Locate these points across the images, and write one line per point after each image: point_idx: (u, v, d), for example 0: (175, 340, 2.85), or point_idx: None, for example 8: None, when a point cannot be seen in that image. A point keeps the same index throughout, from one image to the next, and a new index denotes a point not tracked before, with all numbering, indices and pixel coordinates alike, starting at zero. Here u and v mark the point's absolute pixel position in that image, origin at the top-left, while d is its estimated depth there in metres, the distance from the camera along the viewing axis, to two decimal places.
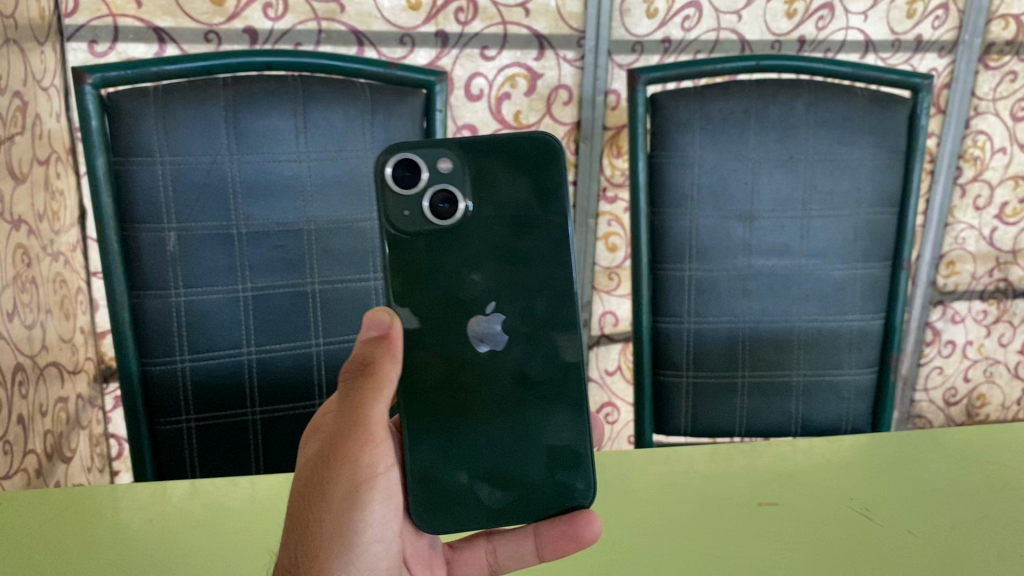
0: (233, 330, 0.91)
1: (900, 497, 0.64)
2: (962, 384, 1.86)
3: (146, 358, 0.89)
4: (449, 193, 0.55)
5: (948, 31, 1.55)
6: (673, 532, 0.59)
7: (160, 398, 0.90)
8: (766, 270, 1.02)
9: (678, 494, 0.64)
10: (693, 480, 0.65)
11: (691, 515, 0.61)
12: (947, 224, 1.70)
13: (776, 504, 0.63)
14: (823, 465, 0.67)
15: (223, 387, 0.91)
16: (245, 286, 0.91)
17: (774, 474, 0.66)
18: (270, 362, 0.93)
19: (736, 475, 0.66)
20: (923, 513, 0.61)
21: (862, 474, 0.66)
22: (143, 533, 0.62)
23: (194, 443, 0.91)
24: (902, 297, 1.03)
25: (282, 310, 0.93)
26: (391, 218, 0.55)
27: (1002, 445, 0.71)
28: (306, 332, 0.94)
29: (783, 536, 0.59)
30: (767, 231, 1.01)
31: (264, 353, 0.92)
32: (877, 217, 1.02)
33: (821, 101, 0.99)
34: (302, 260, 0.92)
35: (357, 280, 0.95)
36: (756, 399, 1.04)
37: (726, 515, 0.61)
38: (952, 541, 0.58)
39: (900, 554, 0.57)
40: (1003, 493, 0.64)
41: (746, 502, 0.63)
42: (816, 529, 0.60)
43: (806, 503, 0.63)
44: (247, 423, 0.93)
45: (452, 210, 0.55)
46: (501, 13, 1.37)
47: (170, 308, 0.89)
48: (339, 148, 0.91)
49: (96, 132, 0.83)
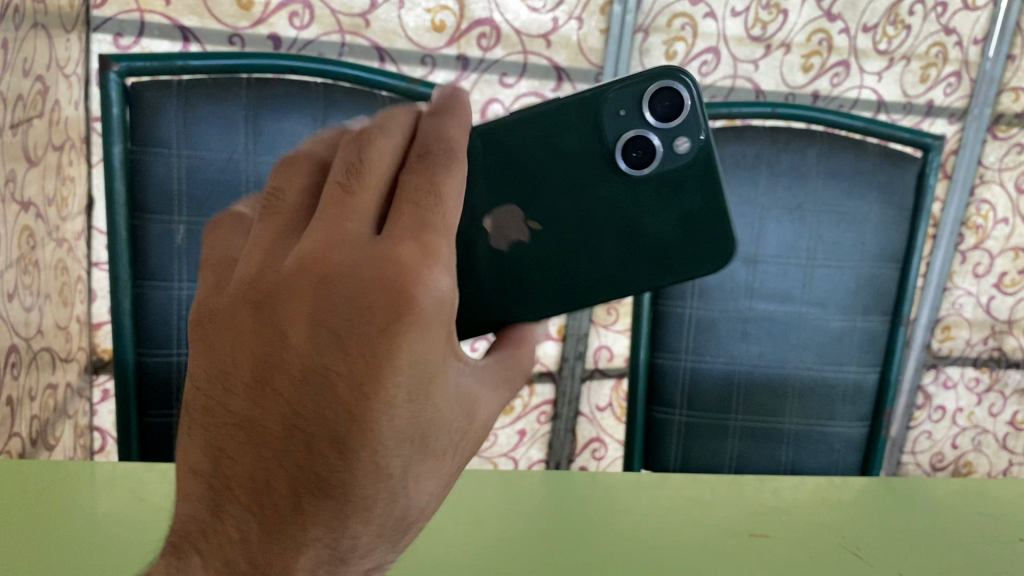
0: None
1: (903, 548, 0.63)
2: (951, 449, 1.86)
3: (143, 349, 0.88)
4: (642, 144, 0.53)
5: (959, 98, 1.57)
6: (660, 553, 0.59)
7: (154, 389, 0.89)
8: (766, 314, 1.02)
9: (672, 524, 0.63)
10: (689, 511, 0.65)
11: (688, 544, 0.61)
12: (945, 288, 1.71)
13: (767, 535, 0.63)
14: (815, 503, 0.68)
15: None
16: None
17: (763, 507, 0.67)
18: None
19: (726, 505, 0.66)
20: (915, 557, 0.62)
21: (853, 516, 0.66)
22: (130, 516, 0.62)
23: None
24: (899, 354, 1.03)
25: None
26: (609, 113, 0.53)
27: (998, 502, 0.71)
28: None
29: (772, 567, 0.59)
30: (770, 276, 1.03)
31: None
32: (880, 271, 1.02)
33: (833, 151, 1.00)
34: None
35: None
36: (748, 443, 1.04)
37: (715, 542, 0.61)
38: None
39: None
40: (994, 544, 0.64)
41: (737, 531, 0.63)
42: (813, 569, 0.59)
43: (794, 536, 0.63)
44: None
45: (640, 149, 0.53)
46: (523, 42, 1.39)
47: (173, 300, 0.89)
48: None
49: (117, 120, 0.83)
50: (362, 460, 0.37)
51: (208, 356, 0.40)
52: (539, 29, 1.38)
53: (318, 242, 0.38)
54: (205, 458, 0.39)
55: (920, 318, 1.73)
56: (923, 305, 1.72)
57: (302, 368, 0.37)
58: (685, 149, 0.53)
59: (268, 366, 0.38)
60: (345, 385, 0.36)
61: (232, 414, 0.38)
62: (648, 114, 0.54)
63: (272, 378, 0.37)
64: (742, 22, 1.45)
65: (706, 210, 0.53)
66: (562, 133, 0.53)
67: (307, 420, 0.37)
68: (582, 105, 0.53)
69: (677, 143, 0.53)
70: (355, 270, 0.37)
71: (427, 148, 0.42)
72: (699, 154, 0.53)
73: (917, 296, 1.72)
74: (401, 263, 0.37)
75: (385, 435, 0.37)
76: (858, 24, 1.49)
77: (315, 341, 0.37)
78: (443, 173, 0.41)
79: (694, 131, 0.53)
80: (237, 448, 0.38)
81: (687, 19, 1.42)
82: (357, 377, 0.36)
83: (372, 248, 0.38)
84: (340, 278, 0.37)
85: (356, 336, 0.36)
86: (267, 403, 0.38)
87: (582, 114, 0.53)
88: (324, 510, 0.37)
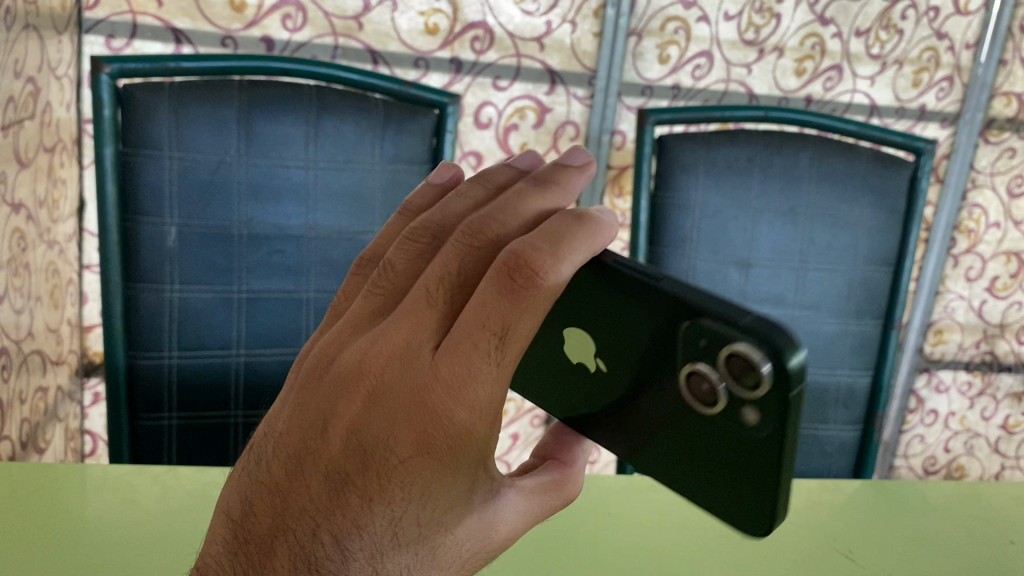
0: (225, 329, 0.91)
1: (897, 553, 0.63)
2: (943, 453, 1.87)
3: (134, 351, 0.88)
4: (713, 377, 0.40)
5: (951, 102, 1.58)
6: (655, 557, 0.59)
7: (145, 391, 0.89)
8: None
9: (665, 529, 0.63)
10: (681, 516, 0.65)
11: (682, 549, 0.60)
12: (938, 292, 1.72)
13: (759, 539, 0.62)
14: (807, 507, 0.68)
15: (208, 387, 0.91)
16: (239, 288, 0.91)
17: None
18: (259, 366, 0.92)
19: None
20: (907, 560, 0.62)
21: (845, 519, 0.66)
22: (122, 520, 0.61)
23: (174, 441, 0.90)
24: (891, 357, 1.04)
25: (276, 314, 0.92)
26: (697, 323, 0.40)
27: (990, 504, 0.71)
28: (297, 339, 0.93)
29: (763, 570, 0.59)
30: (762, 279, 1.02)
31: (253, 356, 0.92)
32: (872, 275, 1.03)
33: (825, 156, 1.01)
34: (298, 266, 0.92)
35: None
36: None
37: (708, 545, 0.61)
38: None
39: None
40: (986, 547, 0.64)
41: (730, 534, 0.63)
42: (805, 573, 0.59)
43: (787, 540, 0.63)
44: (228, 425, 0.92)
45: (714, 392, 0.40)
46: (517, 46, 1.39)
47: (164, 302, 0.89)
48: (348, 160, 0.92)
49: (108, 122, 0.84)
50: (356, 561, 0.38)
51: (279, 419, 0.43)
52: (533, 33, 1.39)
53: (384, 352, 0.41)
54: (237, 508, 0.42)
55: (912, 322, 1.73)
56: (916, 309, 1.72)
57: (327, 465, 0.40)
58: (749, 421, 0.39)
59: (309, 449, 0.41)
60: (361, 487, 0.39)
61: (269, 481, 0.41)
62: (732, 364, 0.38)
63: (305, 466, 0.40)
64: (736, 26, 1.45)
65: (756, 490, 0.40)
66: (636, 315, 0.43)
67: (321, 514, 0.39)
68: (670, 298, 0.41)
69: (743, 408, 0.39)
70: (406, 387, 0.39)
71: (512, 272, 0.37)
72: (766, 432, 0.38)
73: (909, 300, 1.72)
74: (449, 395, 0.38)
75: (384, 543, 0.39)
76: (851, 29, 1.49)
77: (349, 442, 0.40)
78: (517, 313, 0.38)
79: (767, 409, 0.38)
80: (261, 514, 0.41)
81: (680, 22, 1.43)
82: (376, 485, 0.39)
83: (419, 375, 0.39)
84: (390, 395, 0.39)
85: (381, 451, 0.39)
86: (297, 484, 0.40)
87: (670, 304, 0.42)
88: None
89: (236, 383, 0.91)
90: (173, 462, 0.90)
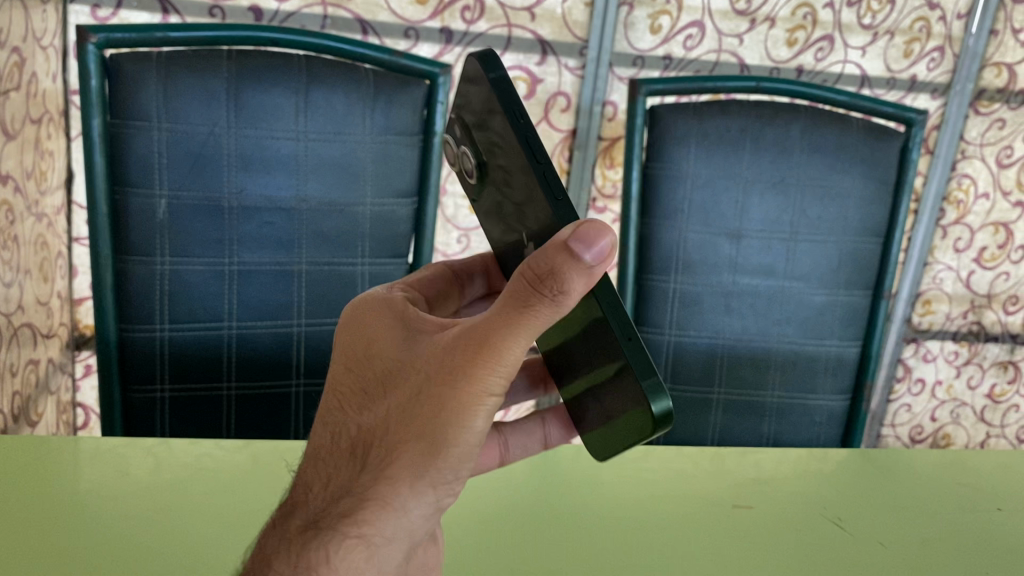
0: (216, 303, 0.91)
1: (886, 524, 0.63)
2: (929, 422, 1.89)
3: (125, 324, 0.88)
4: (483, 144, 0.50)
5: (941, 74, 1.58)
6: (651, 527, 0.60)
7: (137, 364, 0.88)
8: (750, 289, 1.03)
9: (654, 500, 0.64)
10: (671, 486, 0.65)
11: (671, 520, 0.61)
12: (927, 263, 1.73)
13: (751, 507, 0.63)
14: (795, 474, 0.69)
15: (200, 358, 0.91)
16: (230, 261, 0.90)
17: (747, 478, 0.67)
18: (251, 339, 0.92)
19: (709, 475, 0.67)
20: (895, 526, 0.63)
21: (833, 486, 0.68)
22: (120, 491, 0.61)
23: (167, 412, 0.90)
24: (880, 327, 1.04)
25: (267, 287, 0.92)
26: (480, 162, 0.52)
27: (972, 470, 0.72)
28: (289, 311, 0.93)
29: (752, 537, 0.60)
30: (754, 250, 1.02)
31: (245, 330, 0.92)
32: (861, 246, 1.03)
33: (816, 127, 1.01)
34: (290, 239, 0.92)
35: (344, 264, 0.95)
36: (732, 417, 1.05)
37: (702, 515, 0.62)
38: (924, 558, 0.59)
39: (871, 564, 0.58)
40: (971, 514, 0.65)
41: (722, 503, 0.63)
42: (792, 541, 0.60)
43: (776, 508, 0.64)
44: (221, 398, 0.92)
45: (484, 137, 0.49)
46: (507, 15, 1.38)
47: (155, 276, 0.88)
48: (337, 131, 0.92)
49: (95, 92, 0.83)
50: (330, 429, 0.49)
51: None
52: (523, 2, 1.38)
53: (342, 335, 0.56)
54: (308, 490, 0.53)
55: (900, 293, 1.75)
56: (905, 280, 1.74)
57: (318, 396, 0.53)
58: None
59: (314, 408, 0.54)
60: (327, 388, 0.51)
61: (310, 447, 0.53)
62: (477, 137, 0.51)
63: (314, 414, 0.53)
64: None
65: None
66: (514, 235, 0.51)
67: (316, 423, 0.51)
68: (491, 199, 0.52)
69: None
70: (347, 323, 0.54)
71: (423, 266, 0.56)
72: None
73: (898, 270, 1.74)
74: (363, 304, 0.53)
75: (347, 408, 0.49)
76: None
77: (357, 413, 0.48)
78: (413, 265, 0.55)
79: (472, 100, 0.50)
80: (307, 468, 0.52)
81: None
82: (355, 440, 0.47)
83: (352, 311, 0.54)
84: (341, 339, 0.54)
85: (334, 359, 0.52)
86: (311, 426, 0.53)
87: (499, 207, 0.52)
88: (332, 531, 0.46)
89: (228, 357, 0.92)
90: (168, 435, 0.90)
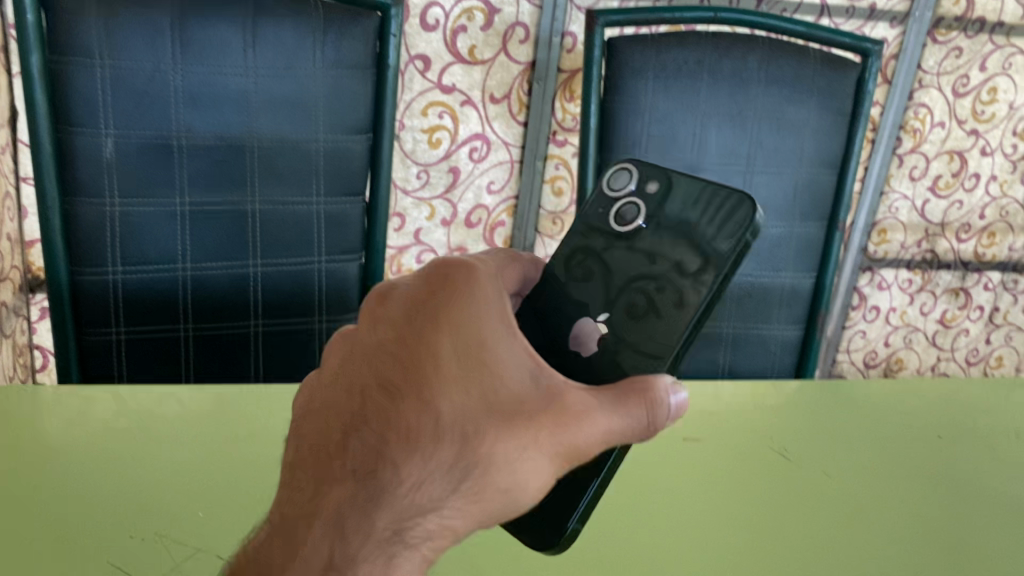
0: (275, 241, 0.91)
1: (994, 446, 0.70)
2: (984, 344, 1.76)
3: (186, 269, 0.88)
4: None
5: None
6: (744, 455, 0.66)
7: (211, 306, 0.90)
8: (806, 227, 1.02)
9: (784, 424, 0.70)
10: (797, 406, 0.72)
11: (807, 444, 0.68)
12: (996, 198, 1.59)
13: (815, 448, 0.66)
14: (871, 409, 0.73)
15: (272, 298, 0.92)
16: (296, 202, 0.91)
17: (838, 404, 0.73)
18: (319, 278, 0.94)
19: (788, 413, 0.71)
20: (951, 469, 0.66)
21: (910, 420, 0.72)
22: (232, 436, 0.63)
23: (258, 352, 0.94)
24: (834, 258, 1.03)
25: (324, 225, 0.92)
26: None
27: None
28: (315, 245, 0.92)
29: (834, 470, 0.65)
30: (801, 185, 1.01)
31: (320, 267, 0.93)
32: (820, 176, 1.01)
33: (775, 57, 0.97)
34: (334, 174, 0.91)
35: (367, 197, 0.94)
36: (794, 350, 1.06)
37: (784, 458, 0.65)
38: (1010, 522, 0.61)
39: (965, 526, 0.60)
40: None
41: (781, 442, 0.68)
42: (925, 468, 0.66)
43: (853, 452, 0.67)
44: (305, 339, 0.95)
45: None
46: None
47: (226, 223, 0.89)
48: (289, 62, 0.86)
49: (33, 27, 0.75)
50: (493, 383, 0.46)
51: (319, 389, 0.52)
52: None
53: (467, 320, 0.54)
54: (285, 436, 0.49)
55: (856, 222, 1.56)
56: (861, 209, 1.55)
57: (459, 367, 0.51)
58: (652, 195, 0.50)
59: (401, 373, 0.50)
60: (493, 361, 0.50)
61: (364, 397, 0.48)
62: None
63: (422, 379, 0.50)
64: None
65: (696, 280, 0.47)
66: None
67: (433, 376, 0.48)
68: None
69: (645, 185, 0.51)
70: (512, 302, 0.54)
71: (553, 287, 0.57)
72: (670, 188, 0.50)
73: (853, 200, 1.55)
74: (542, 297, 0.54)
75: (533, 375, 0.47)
76: None
77: (560, 314, 0.51)
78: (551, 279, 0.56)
79: None
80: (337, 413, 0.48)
81: None
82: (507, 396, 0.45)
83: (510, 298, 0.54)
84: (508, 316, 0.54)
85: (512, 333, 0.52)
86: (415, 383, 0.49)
87: None
88: (443, 354, 0.45)
89: (355, 303, 0.96)
90: (256, 377, 0.94)
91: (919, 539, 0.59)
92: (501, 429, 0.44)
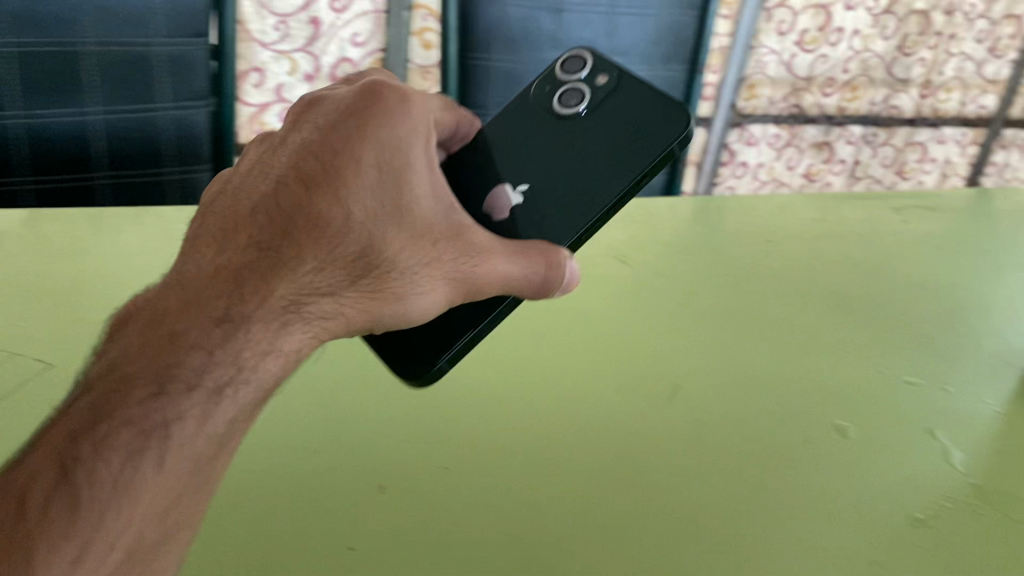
0: (142, 81, 0.82)
1: (886, 257, 0.57)
2: None
3: (37, 108, 0.79)
4: (579, 91, 0.42)
5: None
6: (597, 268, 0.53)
7: (66, 147, 0.82)
8: (667, 72, 0.99)
9: (632, 212, 0.60)
10: (651, 204, 0.61)
11: (655, 240, 0.56)
12: (860, 53, 1.49)
13: (686, 249, 0.56)
14: (758, 209, 0.62)
15: (136, 139, 0.84)
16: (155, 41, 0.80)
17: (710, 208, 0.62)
18: (189, 119, 0.85)
19: (668, 222, 0.59)
20: (842, 277, 0.54)
21: (804, 224, 0.60)
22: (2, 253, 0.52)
23: (107, 189, 0.86)
24: (695, 99, 1.01)
25: (192, 66, 0.83)
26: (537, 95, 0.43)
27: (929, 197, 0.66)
28: (187, 88, 0.84)
29: (702, 288, 0.52)
30: (668, 27, 0.96)
31: (184, 108, 0.85)
32: (682, 19, 0.96)
33: None
34: (199, 13, 0.81)
35: (230, 28, 0.86)
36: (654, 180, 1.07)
37: (654, 270, 0.53)
38: (894, 323, 0.50)
39: (840, 330, 0.48)
40: (935, 246, 0.59)
41: (637, 245, 0.56)
42: (757, 246, 0.57)
43: (733, 271, 0.54)
44: (164, 180, 0.87)
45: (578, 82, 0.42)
46: None
47: (75, 61, 0.79)
48: None
49: None
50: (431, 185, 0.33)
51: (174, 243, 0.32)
52: None
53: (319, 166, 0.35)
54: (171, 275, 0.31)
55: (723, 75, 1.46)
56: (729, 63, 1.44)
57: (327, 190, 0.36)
58: (600, 88, 0.42)
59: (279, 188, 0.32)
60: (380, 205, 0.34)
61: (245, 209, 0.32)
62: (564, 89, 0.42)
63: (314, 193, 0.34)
64: None
65: (589, 177, 0.39)
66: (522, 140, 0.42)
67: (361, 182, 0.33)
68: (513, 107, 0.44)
69: (592, 78, 0.42)
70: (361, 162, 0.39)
71: None
72: (620, 93, 0.41)
73: (721, 53, 1.44)
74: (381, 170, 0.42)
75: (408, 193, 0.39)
76: None
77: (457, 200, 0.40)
78: None
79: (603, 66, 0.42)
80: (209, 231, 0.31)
81: None
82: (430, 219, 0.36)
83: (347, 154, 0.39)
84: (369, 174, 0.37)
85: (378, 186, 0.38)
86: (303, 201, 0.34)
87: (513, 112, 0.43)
88: (360, 149, 0.31)
89: (207, 157, 0.88)
90: (110, 205, 0.86)
91: (786, 348, 0.46)
92: (415, 264, 0.32)
